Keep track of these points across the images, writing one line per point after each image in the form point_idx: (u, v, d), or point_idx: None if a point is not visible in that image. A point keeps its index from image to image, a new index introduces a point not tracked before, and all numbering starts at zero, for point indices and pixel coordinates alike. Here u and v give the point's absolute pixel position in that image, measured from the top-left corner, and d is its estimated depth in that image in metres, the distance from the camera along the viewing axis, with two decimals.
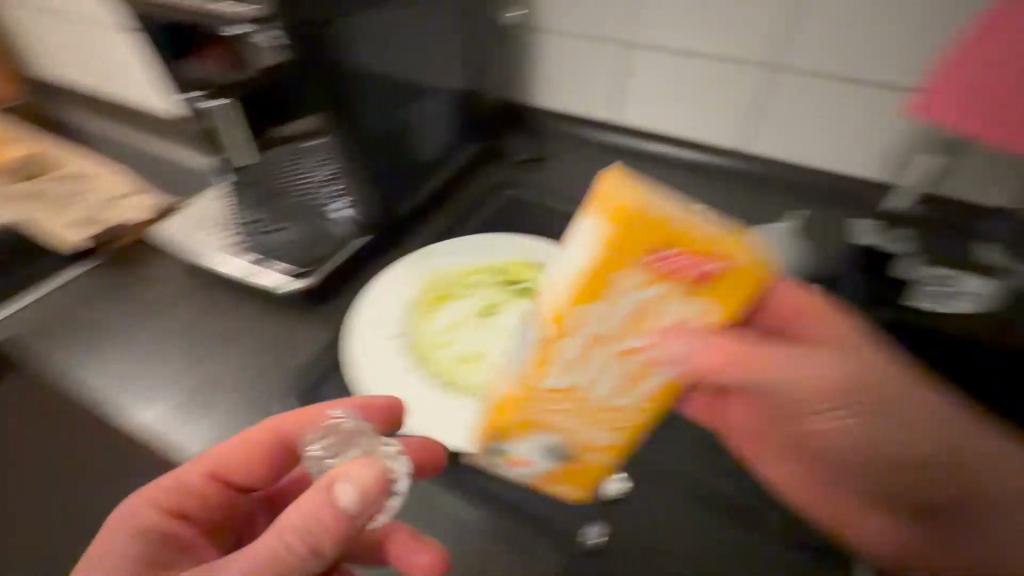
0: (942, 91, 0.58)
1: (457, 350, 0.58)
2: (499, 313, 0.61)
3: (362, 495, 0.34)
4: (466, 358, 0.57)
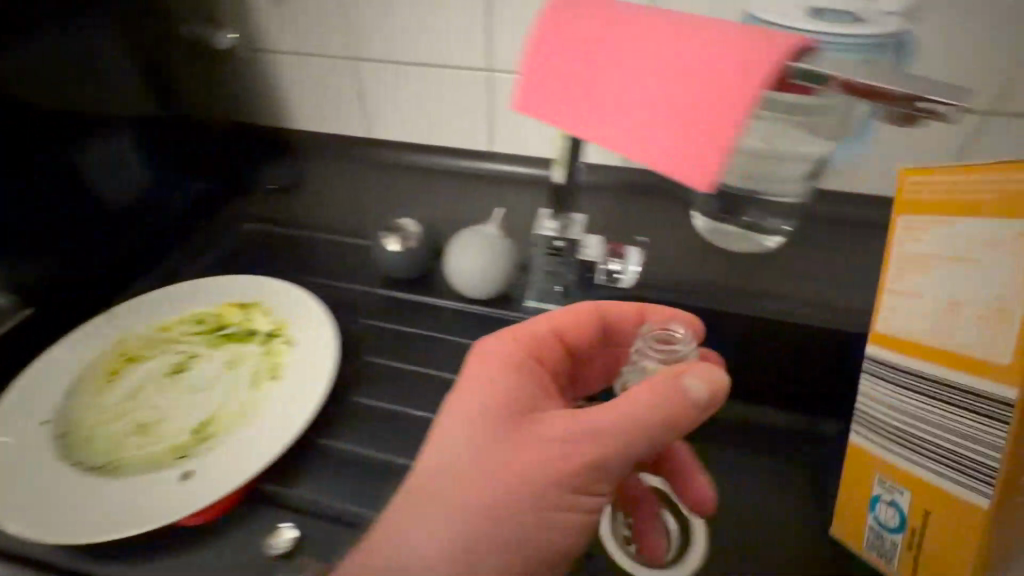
0: (521, 87, 0.45)
1: (128, 420, 0.51)
2: (191, 369, 0.56)
3: (711, 391, 0.36)
4: (136, 428, 0.50)
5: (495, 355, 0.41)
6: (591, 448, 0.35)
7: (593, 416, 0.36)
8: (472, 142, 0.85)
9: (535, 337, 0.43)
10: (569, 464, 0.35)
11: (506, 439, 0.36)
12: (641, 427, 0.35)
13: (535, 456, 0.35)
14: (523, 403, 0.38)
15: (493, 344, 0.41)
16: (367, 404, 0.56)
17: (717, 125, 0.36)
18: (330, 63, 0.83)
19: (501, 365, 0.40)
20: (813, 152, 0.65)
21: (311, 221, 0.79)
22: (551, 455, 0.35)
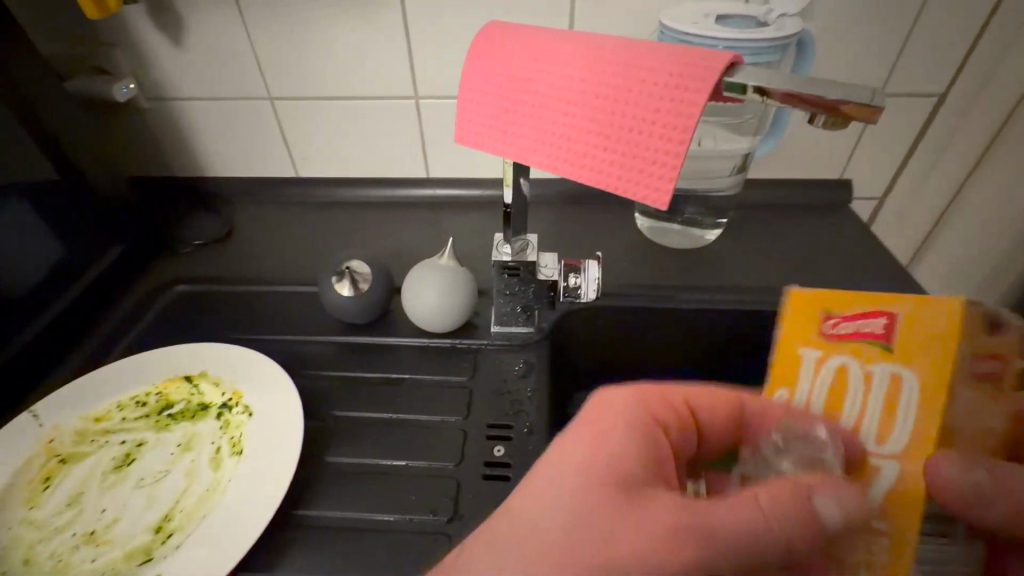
0: (467, 121, 0.45)
1: (75, 530, 0.46)
2: (139, 457, 0.51)
3: (848, 519, 0.36)
4: (86, 537, 0.46)
5: (621, 421, 0.41)
6: (688, 552, 0.35)
7: (679, 513, 0.36)
8: (405, 170, 0.83)
9: (665, 396, 0.44)
10: (674, 555, 0.34)
11: (612, 516, 0.36)
12: (740, 535, 0.35)
13: (624, 537, 0.35)
14: (640, 476, 0.38)
15: (630, 402, 0.43)
16: (347, 459, 0.54)
17: (664, 139, 0.37)
18: (240, 104, 0.78)
19: (627, 419, 0.41)
20: (740, 149, 0.67)
21: (248, 274, 0.74)
22: (638, 542, 0.35)
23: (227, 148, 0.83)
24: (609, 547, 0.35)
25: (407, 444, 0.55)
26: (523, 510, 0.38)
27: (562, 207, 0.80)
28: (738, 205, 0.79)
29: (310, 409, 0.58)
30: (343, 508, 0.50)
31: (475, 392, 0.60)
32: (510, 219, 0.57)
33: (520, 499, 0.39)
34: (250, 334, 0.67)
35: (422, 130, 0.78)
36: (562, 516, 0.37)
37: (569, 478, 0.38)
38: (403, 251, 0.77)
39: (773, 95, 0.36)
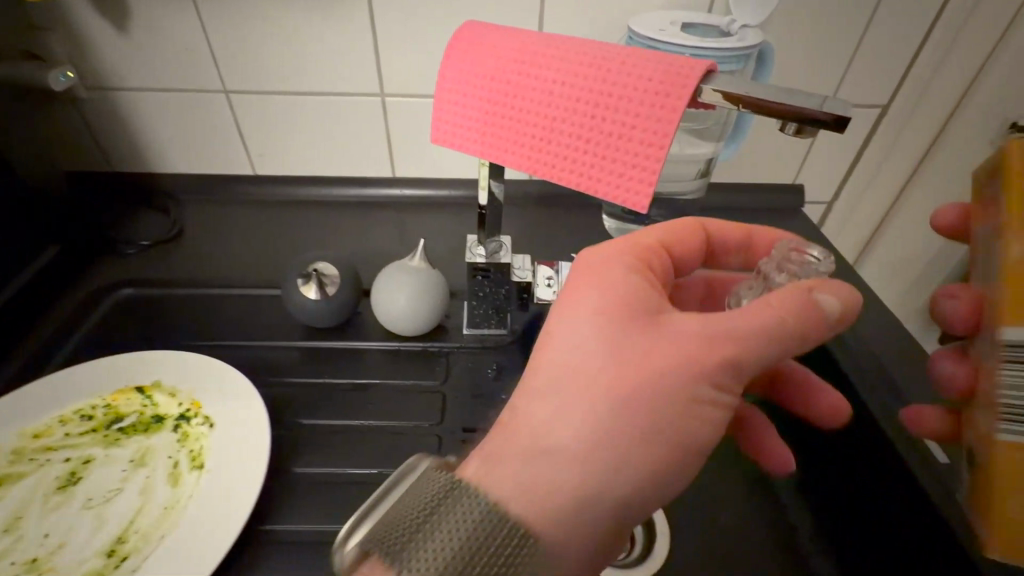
0: (446, 122, 0.45)
1: (14, 558, 0.42)
2: (87, 475, 0.48)
3: (842, 310, 0.37)
4: (28, 565, 0.42)
5: (618, 263, 0.40)
6: (717, 354, 0.36)
7: (696, 325, 0.37)
8: (369, 168, 0.80)
9: (654, 238, 0.44)
10: (702, 362, 0.36)
11: (636, 342, 0.37)
12: (762, 330, 0.36)
13: (654, 353, 0.36)
14: (647, 305, 0.38)
15: (613, 244, 0.42)
16: (317, 470, 0.52)
17: (642, 144, 0.37)
18: (192, 96, 0.73)
19: (619, 257, 0.41)
20: (702, 154, 0.69)
21: (203, 276, 0.70)
22: (672, 354, 0.36)
23: (177, 143, 0.78)
24: (642, 364, 0.36)
25: (380, 452, 0.54)
26: (550, 363, 0.38)
27: (531, 208, 0.80)
28: (703, 207, 0.81)
29: (275, 418, 0.56)
30: (314, 522, 0.48)
31: (448, 396, 0.59)
32: (485, 222, 0.56)
33: (547, 352, 0.38)
34: (207, 340, 0.64)
35: (387, 129, 0.76)
36: (587, 354, 0.37)
37: (580, 321, 0.38)
38: (369, 253, 0.75)
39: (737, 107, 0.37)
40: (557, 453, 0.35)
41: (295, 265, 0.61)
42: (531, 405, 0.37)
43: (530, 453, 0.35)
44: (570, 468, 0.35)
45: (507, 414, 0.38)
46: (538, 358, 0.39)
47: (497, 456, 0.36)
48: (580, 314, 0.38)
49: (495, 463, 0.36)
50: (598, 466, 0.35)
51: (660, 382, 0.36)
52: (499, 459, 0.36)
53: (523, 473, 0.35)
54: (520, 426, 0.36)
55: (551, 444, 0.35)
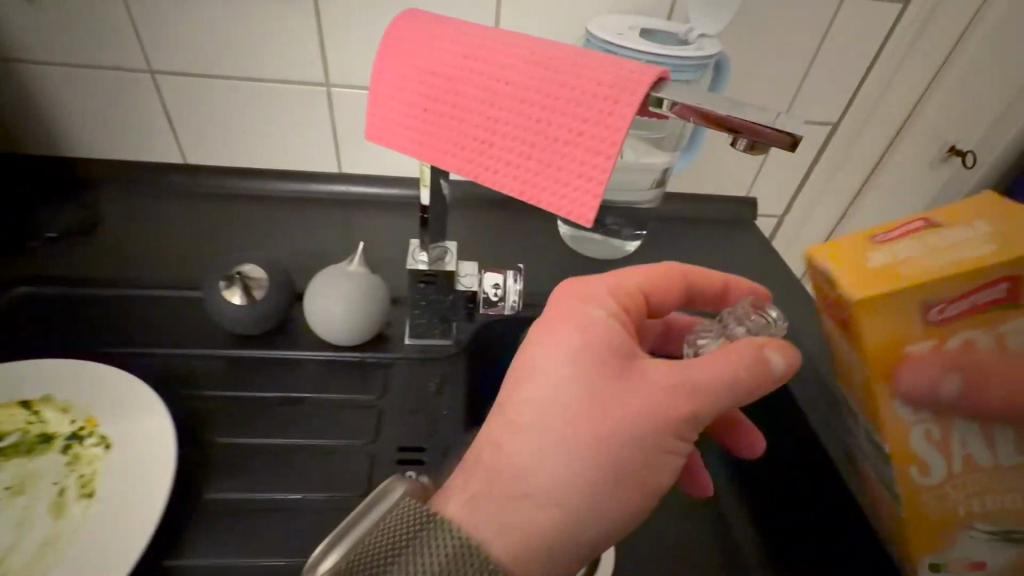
0: (384, 117, 0.41)
1: None
2: None
3: (790, 366, 0.39)
4: None
5: (593, 304, 0.42)
6: (685, 403, 0.37)
7: (666, 370, 0.38)
8: (313, 163, 0.75)
9: (630, 279, 0.45)
10: (668, 410, 0.37)
11: (611, 384, 0.37)
12: (722, 382, 0.37)
13: (625, 397, 0.37)
14: (620, 348, 0.39)
15: (586, 283, 0.44)
16: (234, 496, 0.47)
17: (589, 154, 0.35)
18: (111, 74, 0.66)
19: (591, 294, 0.42)
20: (658, 164, 0.67)
21: (116, 276, 0.64)
22: (642, 400, 0.37)
23: (92, 125, 0.70)
24: (616, 406, 0.37)
25: (308, 473, 0.50)
26: (526, 402, 0.38)
27: (484, 211, 0.77)
28: (660, 217, 0.80)
29: (189, 437, 0.51)
30: (227, 556, 0.44)
31: (385, 413, 0.55)
32: (427, 224, 0.53)
33: (521, 390, 0.39)
34: (116, 348, 0.57)
35: (333, 121, 0.71)
36: (562, 393, 0.38)
37: (555, 358, 0.39)
38: (309, 254, 0.70)
39: (688, 121, 0.34)
40: (537, 495, 0.36)
41: (218, 267, 0.55)
42: (510, 441, 0.37)
43: (511, 493, 0.36)
44: (550, 509, 0.36)
45: (486, 449, 0.38)
46: (512, 393, 0.39)
47: (480, 495, 0.36)
48: (555, 351, 0.39)
49: (480, 499, 0.36)
50: (574, 508, 0.36)
51: (632, 427, 0.36)
52: (484, 496, 0.36)
53: (507, 513, 0.36)
54: (502, 461, 0.37)
55: (532, 483, 0.36)
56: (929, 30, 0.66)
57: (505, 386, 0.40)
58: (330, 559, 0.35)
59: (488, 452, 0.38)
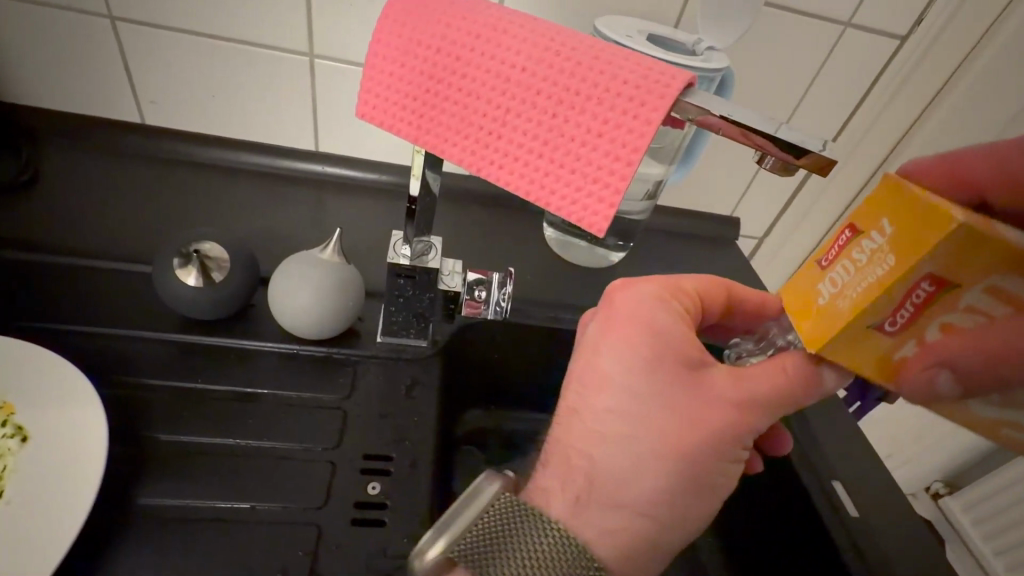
0: (380, 95, 0.37)
1: None
2: None
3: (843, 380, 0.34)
4: None
5: (654, 309, 0.40)
6: (744, 418, 0.37)
7: (730, 383, 0.37)
8: (288, 137, 0.69)
9: (679, 283, 0.43)
10: (737, 424, 0.37)
11: (678, 399, 0.37)
12: (779, 394, 0.35)
13: (697, 410, 0.37)
14: (688, 361, 0.38)
15: (639, 286, 0.42)
16: (172, 501, 0.42)
17: (607, 159, 0.32)
18: (60, 14, 0.58)
19: (649, 300, 0.41)
20: (654, 174, 0.62)
21: (52, 241, 0.56)
22: (713, 413, 0.37)
23: (36, 69, 0.62)
24: (687, 417, 0.37)
25: (260, 479, 0.45)
26: (599, 416, 0.38)
27: (469, 207, 0.73)
28: (650, 228, 0.78)
29: (124, 430, 0.45)
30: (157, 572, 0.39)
31: (349, 415, 0.50)
32: (414, 217, 0.50)
33: (590, 403, 0.39)
34: (49, 323, 0.51)
35: (314, 96, 0.66)
36: (633, 407, 0.38)
37: (620, 370, 0.38)
38: (276, 236, 0.64)
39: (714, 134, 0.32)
40: (627, 505, 0.37)
41: (171, 243, 0.49)
42: (591, 455, 0.38)
43: (604, 503, 0.37)
44: (639, 516, 0.37)
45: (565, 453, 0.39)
46: (583, 407, 0.39)
47: (578, 504, 0.37)
48: (620, 363, 0.39)
49: (577, 509, 0.37)
50: (660, 514, 0.37)
51: (702, 438, 0.37)
52: (582, 504, 0.37)
53: (602, 521, 0.37)
54: (588, 473, 0.38)
55: (622, 495, 0.37)
56: (920, 72, 0.64)
57: (572, 400, 0.40)
58: (437, 546, 0.36)
59: (570, 462, 0.38)
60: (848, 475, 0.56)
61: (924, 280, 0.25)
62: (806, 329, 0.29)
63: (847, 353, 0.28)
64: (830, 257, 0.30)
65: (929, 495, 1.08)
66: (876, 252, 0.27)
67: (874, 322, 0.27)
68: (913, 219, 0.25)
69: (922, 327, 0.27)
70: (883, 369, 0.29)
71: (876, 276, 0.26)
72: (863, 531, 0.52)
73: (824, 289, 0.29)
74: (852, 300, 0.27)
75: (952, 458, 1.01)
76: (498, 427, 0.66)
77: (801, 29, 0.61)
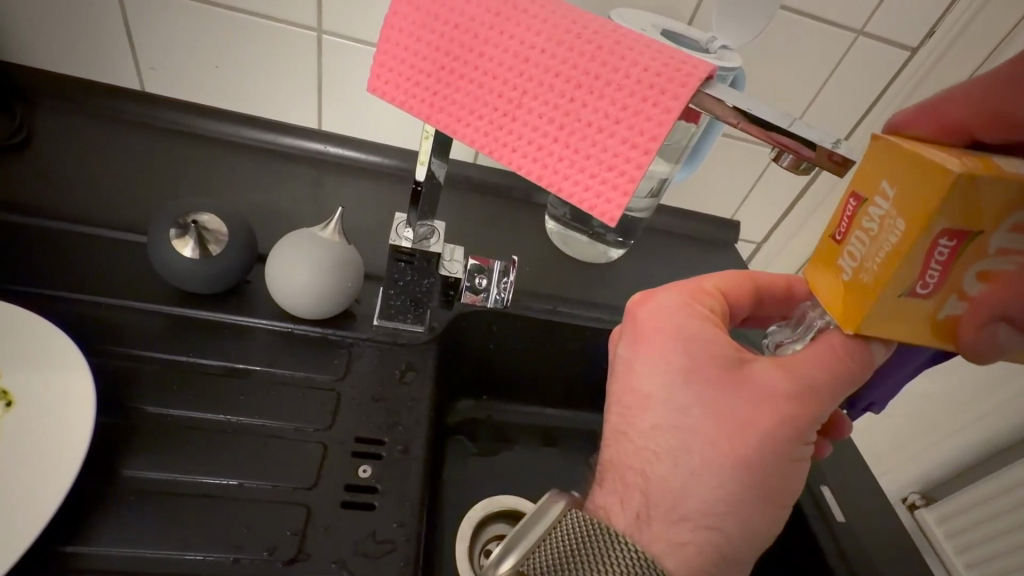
0: (394, 71, 0.37)
1: None
2: None
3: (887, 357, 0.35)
4: None
5: (678, 313, 0.40)
6: (798, 408, 0.36)
7: (777, 376, 0.37)
8: (289, 113, 0.68)
9: (702, 287, 0.43)
10: (789, 416, 0.36)
11: (718, 403, 0.37)
12: (835, 376, 0.35)
13: (741, 410, 0.36)
14: (725, 366, 0.38)
15: (665, 295, 0.42)
16: (161, 475, 0.42)
17: (623, 147, 0.32)
18: None
19: (677, 308, 0.41)
20: (658, 172, 0.59)
21: (45, 206, 0.55)
22: (761, 411, 0.36)
23: (32, 27, 0.60)
24: (736, 417, 0.36)
25: (253, 460, 0.44)
26: (643, 434, 0.39)
27: (471, 195, 0.72)
28: (652, 225, 0.77)
29: (110, 401, 0.44)
30: (139, 545, 0.38)
31: (342, 397, 0.50)
32: (417, 200, 0.50)
33: (633, 421, 0.39)
34: (39, 289, 0.49)
35: (318, 73, 0.64)
36: (672, 417, 0.38)
37: (658, 382, 0.39)
38: (274, 213, 0.63)
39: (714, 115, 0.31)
40: (690, 519, 0.37)
41: (167, 212, 0.48)
42: (644, 472, 0.38)
43: (667, 518, 0.37)
44: (693, 533, 0.37)
45: (612, 471, 0.40)
46: (627, 427, 0.40)
47: (640, 519, 0.38)
48: (656, 376, 0.39)
49: (640, 526, 0.38)
50: (727, 524, 0.37)
51: (758, 436, 0.36)
52: (643, 520, 0.38)
53: (669, 537, 0.37)
54: (645, 488, 0.38)
55: (672, 511, 0.37)
56: (924, 87, 0.64)
57: (616, 421, 0.41)
58: (509, 560, 0.39)
59: (625, 481, 0.39)
60: (835, 478, 0.57)
61: (944, 236, 0.26)
62: (837, 309, 0.29)
63: (889, 321, 0.28)
64: (842, 229, 0.30)
65: (907, 506, 1.06)
66: (886, 218, 0.27)
67: (906, 289, 0.27)
68: (914, 181, 0.26)
69: (957, 279, 0.28)
70: (931, 328, 0.29)
71: (892, 243, 0.26)
72: (848, 534, 0.53)
73: (845, 264, 0.29)
74: (877, 271, 0.27)
75: (930, 468, 1.02)
76: (490, 418, 0.66)
77: (813, 33, 0.61)
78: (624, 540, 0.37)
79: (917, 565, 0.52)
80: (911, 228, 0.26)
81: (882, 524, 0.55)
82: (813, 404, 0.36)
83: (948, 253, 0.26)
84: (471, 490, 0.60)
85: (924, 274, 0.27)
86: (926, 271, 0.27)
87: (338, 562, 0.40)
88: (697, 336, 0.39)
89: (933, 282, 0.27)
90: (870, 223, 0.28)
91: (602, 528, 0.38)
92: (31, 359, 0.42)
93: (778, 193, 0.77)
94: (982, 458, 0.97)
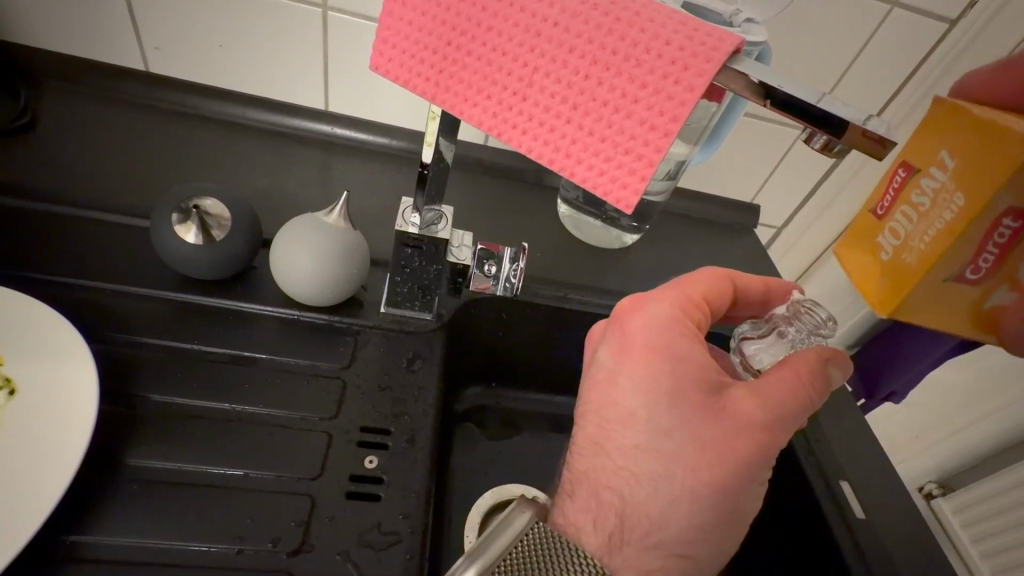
0: (397, 47, 0.35)
1: None
2: None
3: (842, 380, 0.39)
4: None
5: (665, 325, 0.40)
6: (765, 439, 0.36)
7: (752, 405, 0.37)
8: (297, 94, 0.66)
9: (688, 296, 0.42)
10: (760, 445, 0.36)
11: (697, 424, 0.37)
12: (800, 399, 0.37)
13: (718, 436, 0.36)
14: (708, 385, 0.38)
15: (653, 308, 0.41)
16: (162, 464, 0.41)
17: (641, 128, 0.30)
18: None
19: (666, 324, 0.40)
20: (675, 154, 0.56)
21: (47, 190, 0.54)
22: (737, 440, 0.36)
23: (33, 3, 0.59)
24: (717, 441, 0.36)
25: (256, 449, 0.44)
26: (624, 450, 0.38)
27: (481, 178, 0.70)
28: (670, 210, 0.74)
29: (113, 389, 0.44)
30: (146, 536, 0.38)
31: (347, 386, 0.49)
32: (425, 182, 0.48)
33: (613, 436, 0.39)
34: (39, 276, 0.49)
35: (324, 50, 0.62)
36: (655, 440, 0.38)
37: (644, 394, 0.38)
38: (279, 197, 0.62)
39: (724, 75, 0.28)
40: (661, 539, 0.38)
41: (168, 197, 0.47)
42: (621, 491, 0.38)
43: (642, 543, 0.38)
44: (664, 551, 0.38)
45: (616, 476, 0.38)
46: (606, 442, 0.39)
47: (613, 542, 0.38)
48: (643, 391, 0.39)
49: (613, 548, 0.38)
50: (699, 552, 0.38)
51: (739, 459, 0.36)
52: (614, 545, 0.38)
53: (640, 561, 0.38)
54: (622, 508, 0.38)
55: (650, 530, 0.38)
56: (967, 60, 0.59)
57: (594, 434, 0.40)
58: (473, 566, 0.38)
59: (601, 497, 0.39)
60: (855, 475, 0.55)
61: (999, 221, 0.35)
62: (884, 279, 0.41)
63: (938, 297, 0.39)
64: (892, 209, 0.41)
65: (923, 495, 1.05)
66: (944, 198, 0.37)
67: (955, 269, 0.37)
68: (969, 161, 0.36)
69: (1008, 265, 0.37)
70: (976, 308, 0.40)
71: (947, 219, 0.36)
72: (868, 532, 0.51)
73: (892, 241, 0.41)
74: (923, 246, 0.38)
75: (949, 458, 1.00)
76: (497, 407, 0.65)
77: (845, 3, 0.57)
78: (587, 556, 0.38)
79: (940, 564, 0.50)
80: (973, 206, 0.35)
81: (905, 521, 0.52)
82: (780, 430, 0.37)
83: (995, 236, 0.36)
84: (479, 478, 0.59)
85: (972, 251, 0.37)
86: (974, 250, 0.37)
87: (342, 553, 0.40)
88: (682, 352, 0.39)
89: (981, 259, 0.37)
90: (927, 203, 0.38)
91: (567, 540, 0.39)
92: (31, 346, 0.42)
93: (804, 176, 0.73)
94: (1004, 450, 0.94)
